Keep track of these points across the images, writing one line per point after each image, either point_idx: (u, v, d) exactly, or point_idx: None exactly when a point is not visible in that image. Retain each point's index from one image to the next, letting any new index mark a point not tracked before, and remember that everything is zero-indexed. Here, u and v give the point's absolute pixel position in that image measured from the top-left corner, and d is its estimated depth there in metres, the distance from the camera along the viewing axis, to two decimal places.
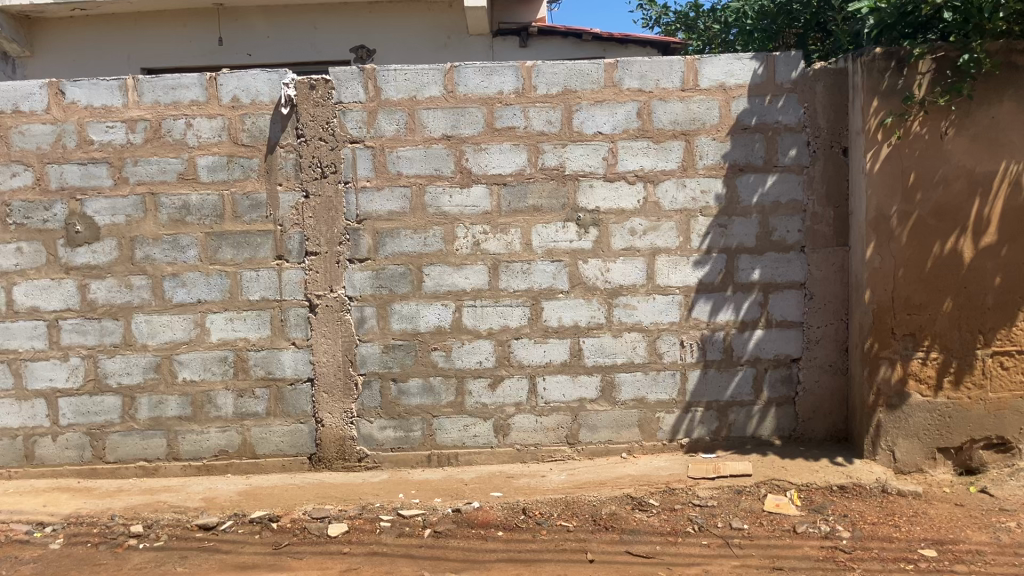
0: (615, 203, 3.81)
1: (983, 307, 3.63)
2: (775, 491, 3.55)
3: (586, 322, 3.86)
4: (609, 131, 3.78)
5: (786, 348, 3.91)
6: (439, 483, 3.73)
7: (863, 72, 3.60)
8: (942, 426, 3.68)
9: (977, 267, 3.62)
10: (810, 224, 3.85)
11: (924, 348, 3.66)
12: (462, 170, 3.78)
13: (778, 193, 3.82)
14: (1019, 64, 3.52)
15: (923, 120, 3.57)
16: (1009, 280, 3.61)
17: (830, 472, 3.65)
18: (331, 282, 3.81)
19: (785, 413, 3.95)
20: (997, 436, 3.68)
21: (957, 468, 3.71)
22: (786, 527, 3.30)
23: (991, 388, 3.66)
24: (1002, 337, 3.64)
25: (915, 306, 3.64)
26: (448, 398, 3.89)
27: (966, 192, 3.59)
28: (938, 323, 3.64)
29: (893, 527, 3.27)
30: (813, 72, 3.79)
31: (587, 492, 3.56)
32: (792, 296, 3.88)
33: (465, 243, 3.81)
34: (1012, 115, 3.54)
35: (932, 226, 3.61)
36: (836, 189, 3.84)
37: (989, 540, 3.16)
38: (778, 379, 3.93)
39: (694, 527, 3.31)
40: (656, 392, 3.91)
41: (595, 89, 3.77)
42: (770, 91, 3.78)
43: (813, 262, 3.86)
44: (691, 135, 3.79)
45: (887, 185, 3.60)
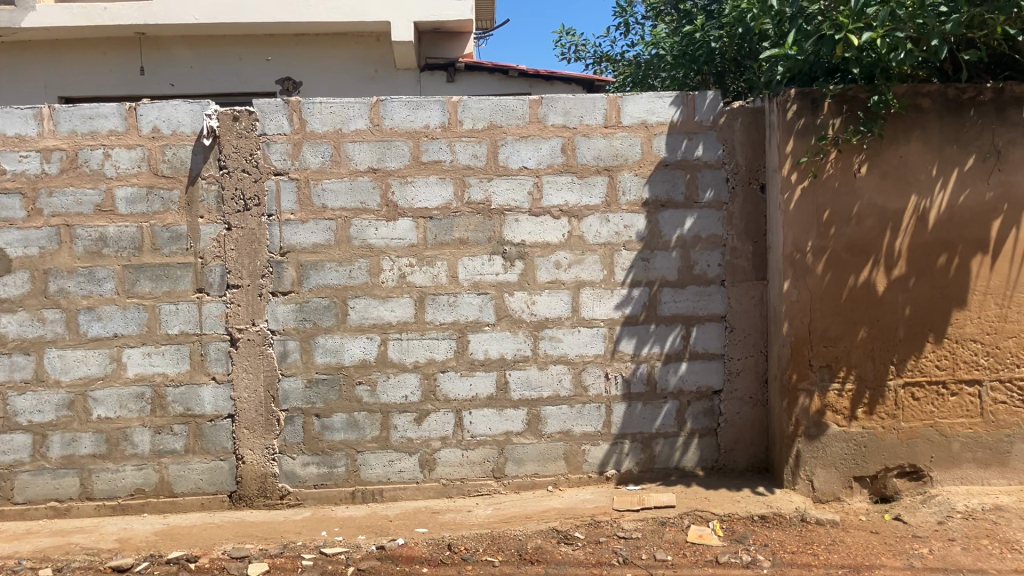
0: (541, 237, 3.85)
1: (894, 338, 3.76)
2: (698, 522, 3.60)
3: (513, 354, 3.87)
4: (533, 165, 3.82)
5: (707, 380, 3.97)
6: (363, 520, 3.68)
7: (779, 111, 3.71)
8: (858, 455, 3.79)
9: (888, 299, 3.75)
10: (729, 258, 3.94)
11: (839, 379, 3.77)
12: (389, 203, 3.77)
13: (699, 229, 3.91)
14: (924, 106, 3.69)
15: (836, 159, 3.70)
16: (919, 312, 3.75)
17: (751, 501, 3.71)
18: (253, 316, 3.75)
19: (707, 444, 4.01)
20: (909, 464, 3.81)
21: (872, 496, 3.82)
22: (708, 558, 3.33)
23: (903, 417, 3.78)
24: (913, 368, 3.77)
25: (830, 338, 3.75)
26: (373, 432, 3.84)
27: (877, 228, 3.72)
28: (852, 355, 3.76)
29: (812, 556, 3.33)
30: (731, 111, 3.90)
31: (513, 526, 3.56)
32: (713, 329, 3.96)
33: (390, 275, 3.79)
34: (919, 154, 3.70)
35: (845, 260, 3.73)
36: (754, 224, 3.94)
37: (903, 565, 3.24)
38: (700, 411, 3.99)
39: (619, 558, 3.32)
40: (581, 424, 3.93)
41: (520, 124, 3.81)
42: (690, 128, 3.88)
43: (733, 295, 3.95)
44: (615, 171, 3.86)
45: (802, 221, 3.70)
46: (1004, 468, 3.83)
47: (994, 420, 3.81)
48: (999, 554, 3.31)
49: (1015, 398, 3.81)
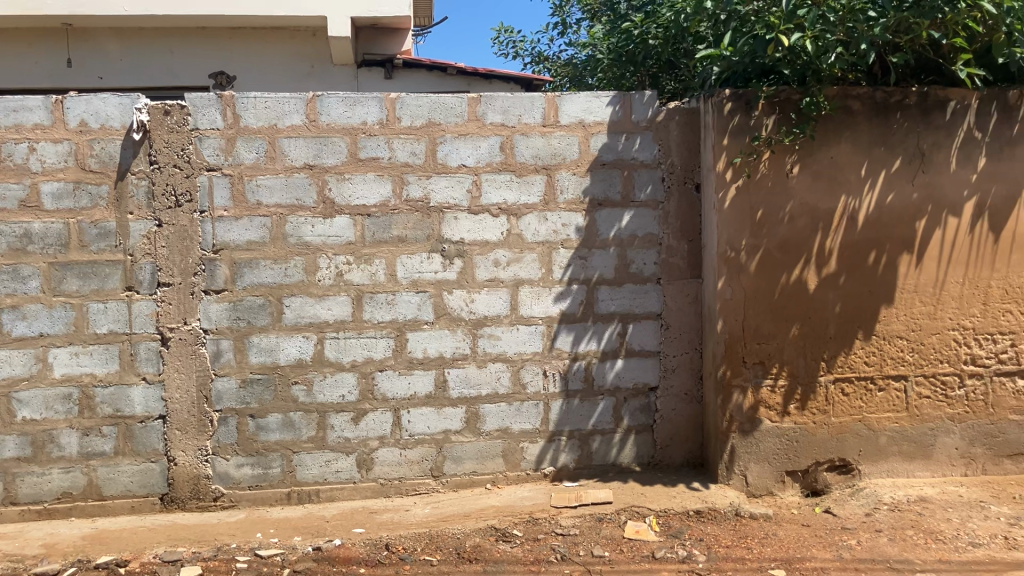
0: (479, 235, 3.84)
1: (825, 335, 3.85)
2: (635, 518, 3.63)
3: (451, 353, 3.86)
4: (472, 164, 3.82)
5: (644, 377, 4.01)
6: (299, 521, 3.63)
7: (714, 111, 3.76)
8: (790, 450, 3.87)
9: (819, 297, 3.84)
10: (665, 256, 3.98)
11: (772, 375, 3.84)
12: (325, 200, 3.73)
13: (635, 228, 3.95)
14: (853, 109, 3.78)
15: (769, 159, 3.76)
16: (848, 309, 3.85)
17: (687, 497, 3.76)
18: (185, 315, 3.67)
19: (643, 440, 4.05)
20: (839, 458, 3.90)
21: (803, 490, 3.91)
22: (645, 553, 3.36)
23: (833, 412, 3.88)
24: (842, 364, 3.86)
25: (764, 335, 3.82)
26: (309, 433, 3.80)
27: (808, 227, 3.80)
28: (784, 352, 3.84)
29: (745, 549, 3.39)
30: (667, 110, 3.94)
31: (451, 525, 3.55)
32: (649, 326, 4.00)
33: (326, 274, 3.75)
34: (848, 155, 3.79)
35: (778, 259, 3.80)
36: (689, 223, 3.99)
37: (833, 557, 3.32)
38: (637, 408, 4.03)
39: (557, 555, 3.33)
40: (520, 422, 3.94)
41: (458, 122, 3.80)
42: (627, 128, 3.92)
43: (668, 293, 4.00)
44: (553, 170, 3.87)
45: (737, 220, 3.75)
46: (927, 460, 3.97)
47: (919, 414, 3.93)
48: (924, 544, 3.41)
49: (937, 392, 3.94)
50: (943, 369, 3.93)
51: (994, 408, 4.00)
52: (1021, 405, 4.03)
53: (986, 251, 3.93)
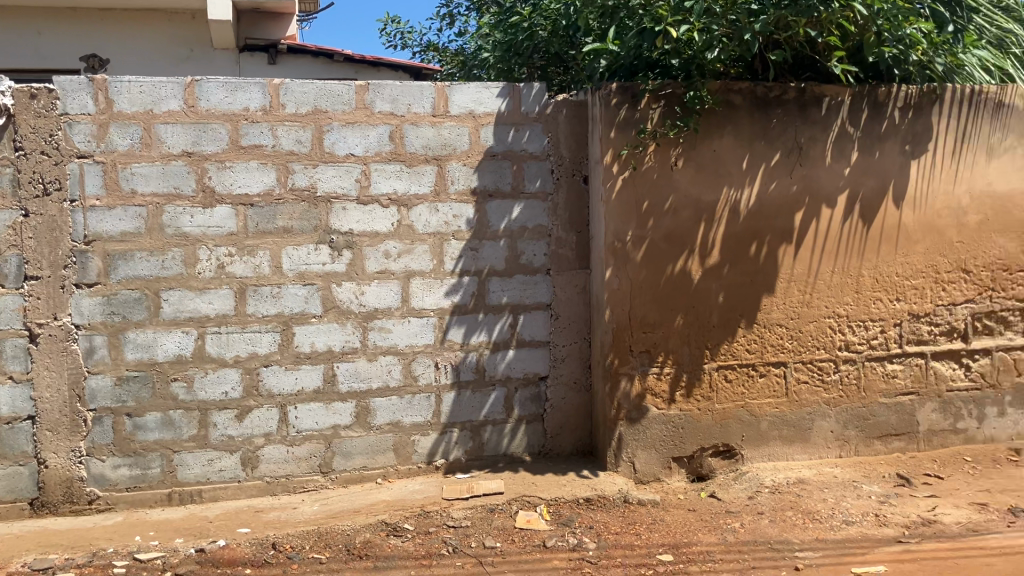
0: (368, 226, 3.77)
1: (708, 324, 3.94)
2: (526, 508, 3.64)
3: (340, 346, 3.78)
4: (360, 153, 3.74)
5: (534, 367, 4.02)
6: (180, 522, 3.50)
7: (601, 104, 3.77)
8: (676, 436, 3.95)
9: (702, 287, 3.92)
10: (555, 247, 4.01)
11: (658, 364, 3.90)
12: (205, 189, 3.59)
13: (525, 219, 3.95)
14: (735, 103, 3.88)
15: (655, 152, 3.81)
16: (730, 298, 3.96)
17: (577, 485, 3.80)
18: (54, 310, 3.48)
19: (535, 430, 4.06)
20: (723, 443, 4.01)
21: (689, 476, 4.00)
22: (536, 543, 3.37)
23: (716, 399, 3.98)
24: (725, 352, 3.97)
25: (650, 324, 3.88)
26: (191, 431, 3.66)
27: (692, 219, 3.88)
28: (670, 341, 3.91)
29: (634, 535, 3.44)
30: (555, 103, 3.96)
31: (340, 521, 3.48)
32: (539, 317, 4.01)
33: (207, 266, 3.62)
34: (730, 148, 3.89)
35: (663, 250, 3.86)
36: (578, 215, 4.03)
37: (717, 540, 3.40)
38: (528, 398, 4.03)
39: (448, 548, 3.30)
40: (411, 415, 3.89)
41: (345, 110, 3.72)
42: (516, 119, 3.91)
43: (558, 284, 4.02)
44: (443, 160, 3.83)
45: (623, 212, 3.78)
46: (805, 443, 4.12)
47: (797, 399, 4.08)
48: (802, 524, 3.55)
49: (814, 377, 4.10)
50: (820, 355, 4.09)
51: (865, 391, 4.18)
52: (891, 388, 4.22)
53: (858, 241, 4.10)
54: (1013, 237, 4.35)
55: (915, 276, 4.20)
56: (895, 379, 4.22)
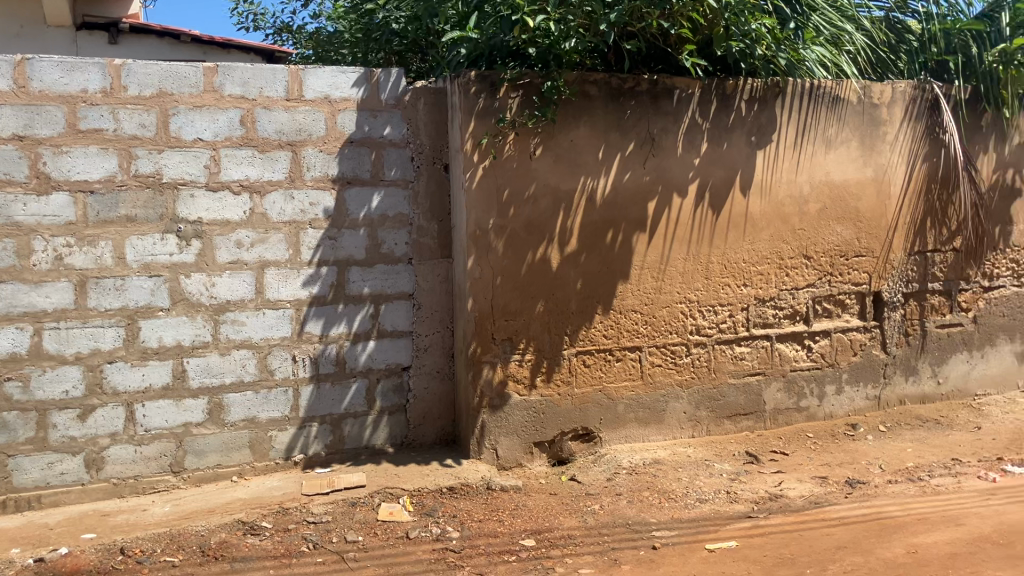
0: (219, 214, 3.63)
1: (567, 310, 4.00)
2: (388, 499, 3.60)
3: (190, 340, 3.63)
4: (210, 138, 3.59)
5: (395, 357, 3.98)
6: (17, 531, 3.28)
7: (460, 92, 3.75)
8: (538, 422, 3.99)
9: (561, 275, 3.97)
10: (415, 236, 3.97)
11: (519, 351, 3.93)
12: (39, 175, 3.37)
13: (385, 207, 3.89)
14: (591, 94, 3.93)
15: (514, 140, 3.81)
16: (588, 285, 4.03)
17: (440, 474, 3.78)
18: None
19: (397, 421, 4.01)
20: (582, 427, 4.09)
21: (550, 460, 4.05)
22: (399, 535, 3.34)
23: (576, 384, 4.05)
24: (584, 337, 4.04)
25: (511, 312, 3.90)
26: (27, 434, 3.44)
27: (551, 207, 3.91)
28: (531, 328, 3.95)
29: (497, 522, 3.46)
30: (414, 90, 3.91)
31: (194, 522, 3.34)
32: (400, 307, 3.96)
33: (43, 257, 3.39)
34: (587, 138, 3.95)
35: (523, 238, 3.88)
36: (438, 203, 4.00)
37: (578, 523, 3.46)
38: (389, 388, 3.98)
39: (308, 544, 3.23)
40: (267, 410, 3.78)
41: (193, 93, 3.56)
42: (375, 106, 3.85)
43: (419, 273, 3.99)
44: (298, 146, 3.73)
45: (484, 200, 3.77)
46: (661, 424, 4.25)
47: (652, 382, 4.20)
48: (658, 504, 3.66)
49: (668, 361, 4.23)
50: (673, 339, 4.22)
51: (716, 373, 4.34)
52: (739, 369, 4.40)
53: (708, 229, 4.25)
54: (849, 225, 4.60)
55: (761, 262, 4.39)
56: (742, 360, 4.40)
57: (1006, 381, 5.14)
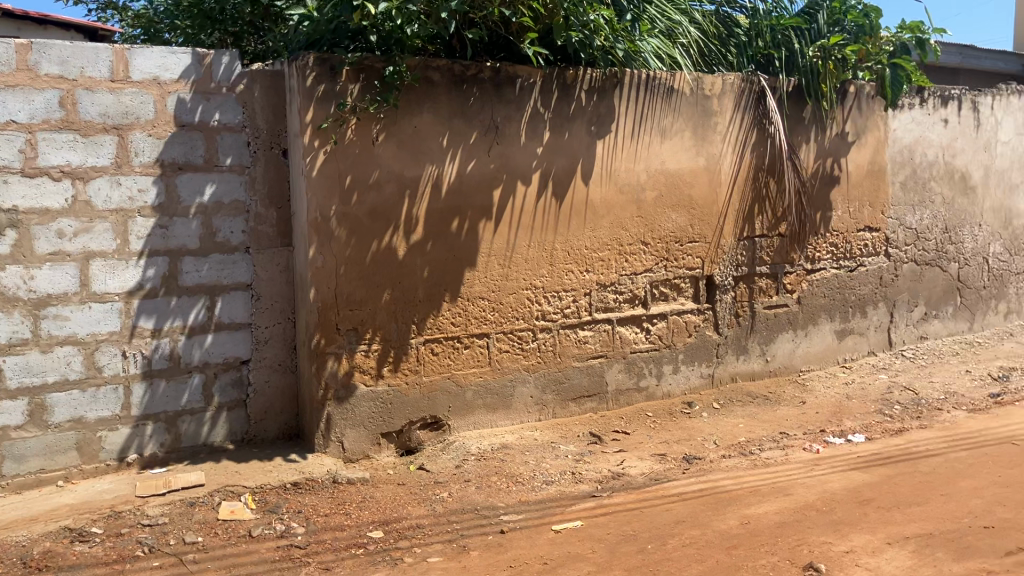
0: (37, 202, 3.39)
1: (414, 299, 3.97)
2: (229, 498, 3.48)
3: (6, 338, 3.38)
4: (24, 120, 3.34)
5: (234, 350, 3.84)
6: None
7: (298, 76, 3.63)
8: (385, 412, 3.95)
9: (407, 263, 3.94)
10: (254, 224, 3.84)
11: (365, 341, 3.88)
12: None
13: (221, 194, 3.74)
14: (434, 80, 3.91)
15: (356, 127, 3.74)
16: (434, 273, 4.01)
17: (283, 470, 3.68)
18: None
19: (237, 416, 3.88)
20: (430, 416, 4.08)
21: (398, 450, 4.02)
22: (241, 533, 3.23)
23: (423, 372, 4.03)
24: (431, 326, 4.03)
25: (356, 301, 3.83)
26: None
27: (395, 194, 3.87)
28: (377, 317, 3.89)
29: (344, 516, 3.40)
30: (249, 73, 3.77)
31: (14, 532, 3.12)
32: (238, 298, 3.83)
33: None
34: (430, 125, 3.92)
35: (367, 226, 3.82)
36: (278, 190, 3.89)
37: (426, 512, 3.45)
38: (229, 383, 3.84)
39: (143, 549, 3.08)
40: (95, 409, 3.57)
41: (4, 72, 3.31)
42: (208, 89, 3.69)
43: (258, 262, 3.86)
44: (124, 130, 3.53)
45: (326, 187, 3.68)
46: (508, 410, 4.29)
47: (499, 368, 4.24)
48: (506, 488, 3.70)
49: (515, 346, 4.27)
50: (519, 325, 4.27)
51: (561, 357, 4.43)
52: (582, 353, 4.50)
53: (551, 216, 4.31)
54: (684, 212, 4.77)
55: (602, 248, 4.50)
56: (586, 344, 4.51)
57: (827, 356, 5.48)
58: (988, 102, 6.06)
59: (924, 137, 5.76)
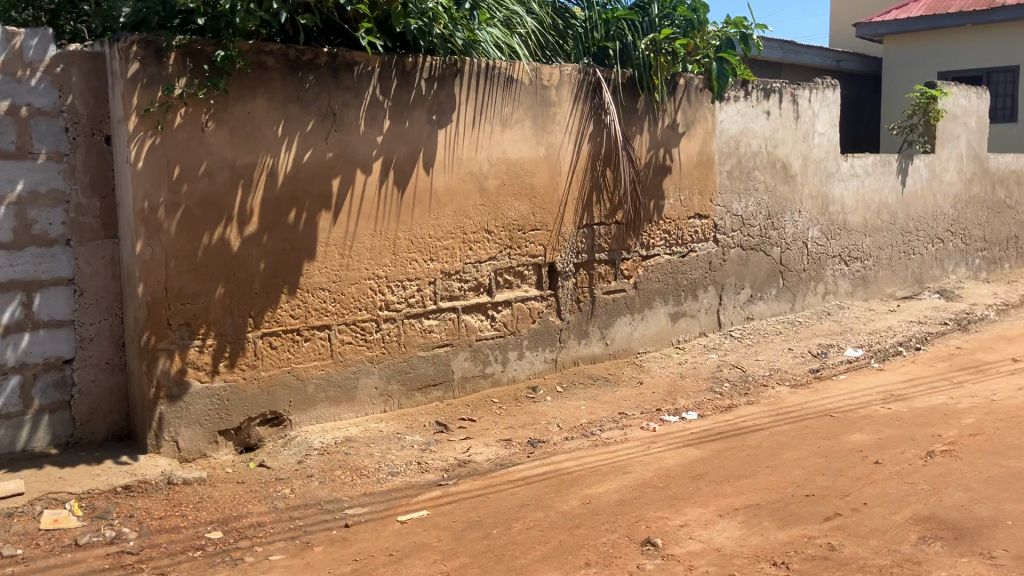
0: None
1: (251, 291, 3.86)
2: (53, 506, 3.28)
3: None
4: None
5: (56, 349, 3.61)
6: None
7: (120, 58, 3.44)
8: (222, 409, 3.83)
9: (243, 255, 3.82)
10: (74, 215, 3.62)
11: (200, 337, 3.73)
12: None
13: (36, 183, 3.51)
14: (267, 65, 3.79)
15: (184, 113, 3.58)
16: (272, 265, 3.90)
17: (113, 473, 3.50)
18: None
19: (60, 419, 3.65)
20: (271, 411, 3.98)
21: (237, 447, 3.90)
22: (67, 543, 3.06)
23: (262, 366, 3.92)
24: (269, 319, 3.92)
25: (188, 295, 3.68)
26: None
27: (228, 184, 3.73)
28: (211, 311, 3.76)
29: (180, 517, 3.27)
30: (66, 54, 3.54)
31: None
32: (59, 294, 3.60)
33: None
34: (265, 111, 3.81)
35: (199, 216, 3.67)
36: (101, 179, 3.68)
37: (268, 509, 3.37)
38: (50, 384, 3.62)
39: None
40: None
41: None
42: (19, 70, 3.44)
43: (80, 256, 3.65)
44: None
45: (153, 177, 3.51)
46: (352, 402, 4.24)
47: (341, 360, 4.18)
48: (350, 481, 3.65)
49: (357, 338, 4.22)
50: (362, 316, 4.22)
51: (405, 347, 4.40)
52: (427, 342, 4.49)
53: (393, 205, 4.27)
54: (525, 200, 4.83)
55: (445, 237, 4.50)
56: (430, 333, 4.50)
57: (662, 339, 5.70)
58: (806, 95, 6.42)
59: (749, 127, 6.05)
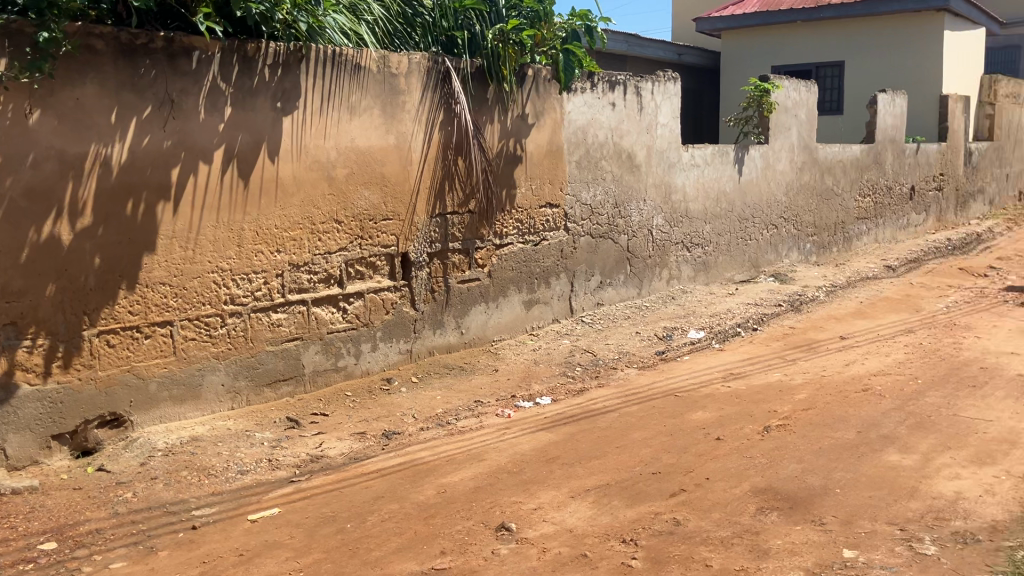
0: None
1: (84, 288, 3.66)
2: None
3: None
4: None
5: None
6: None
7: None
8: (55, 413, 3.62)
9: (75, 249, 3.61)
10: None
11: (29, 337, 3.52)
12: None
13: None
14: (97, 49, 3.59)
15: (4, 99, 3.35)
16: (107, 259, 3.72)
17: None
18: None
19: None
20: (109, 413, 3.80)
21: (73, 452, 3.71)
22: None
23: (99, 366, 3.74)
24: (105, 316, 3.74)
25: (14, 293, 3.46)
26: None
27: (57, 174, 3.52)
28: (41, 309, 3.54)
29: (9, 529, 3.08)
30: None
31: None
32: None
33: None
34: (95, 97, 3.61)
35: (24, 209, 3.45)
36: None
37: (107, 515, 3.21)
38: None
39: None
40: None
41: None
42: None
43: None
44: None
45: None
46: (197, 400, 4.10)
47: (185, 356, 4.03)
48: (197, 482, 3.53)
49: (202, 333, 4.08)
50: (206, 311, 4.08)
51: (253, 342, 4.29)
52: (276, 336, 4.38)
53: (237, 196, 4.14)
54: (375, 189, 4.78)
55: (293, 227, 4.40)
56: (279, 327, 4.39)
57: (515, 326, 5.77)
58: (649, 87, 6.61)
59: (595, 118, 6.18)
